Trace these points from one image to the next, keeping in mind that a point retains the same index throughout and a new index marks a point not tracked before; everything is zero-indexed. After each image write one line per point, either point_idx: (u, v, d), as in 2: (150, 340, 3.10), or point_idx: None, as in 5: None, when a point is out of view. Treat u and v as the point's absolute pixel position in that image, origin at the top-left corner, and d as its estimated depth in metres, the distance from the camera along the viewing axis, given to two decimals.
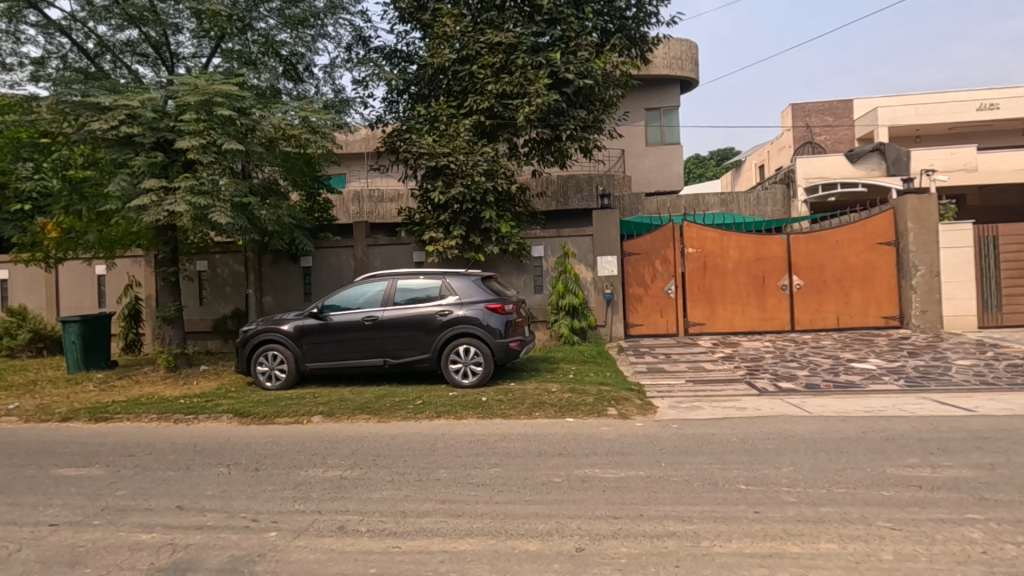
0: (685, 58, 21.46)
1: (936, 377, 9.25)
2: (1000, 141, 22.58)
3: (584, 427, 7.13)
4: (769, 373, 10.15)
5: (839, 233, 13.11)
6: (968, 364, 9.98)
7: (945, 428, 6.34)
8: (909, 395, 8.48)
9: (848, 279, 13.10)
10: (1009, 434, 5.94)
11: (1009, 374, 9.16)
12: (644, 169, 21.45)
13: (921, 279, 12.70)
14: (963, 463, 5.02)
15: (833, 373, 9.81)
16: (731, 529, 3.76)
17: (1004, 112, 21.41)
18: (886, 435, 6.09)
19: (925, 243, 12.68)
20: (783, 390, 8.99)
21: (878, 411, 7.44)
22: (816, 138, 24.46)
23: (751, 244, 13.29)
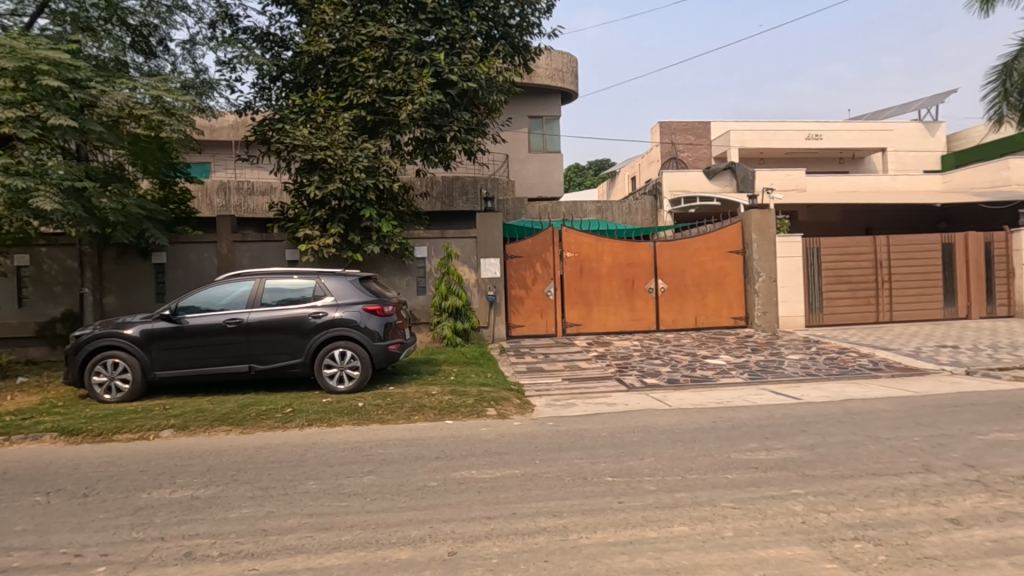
0: (566, 70, 22.41)
1: (772, 370, 10.57)
2: (823, 167, 26.43)
3: (464, 428, 7.14)
4: (637, 369, 10.92)
5: (697, 242, 14.47)
6: (797, 358, 11.52)
7: (778, 415, 7.25)
8: (752, 387, 9.58)
9: (705, 284, 14.49)
10: (826, 418, 6.93)
11: (827, 366, 10.73)
12: (527, 175, 22.10)
13: (762, 284, 14.42)
14: (791, 445, 5.77)
15: (690, 369, 10.81)
16: (597, 521, 3.95)
17: (825, 142, 25.10)
18: (733, 423, 6.80)
19: (766, 252, 14.43)
20: (650, 386, 9.71)
21: (726, 402, 8.32)
22: (680, 154, 26.81)
23: (623, 249, 14.19)
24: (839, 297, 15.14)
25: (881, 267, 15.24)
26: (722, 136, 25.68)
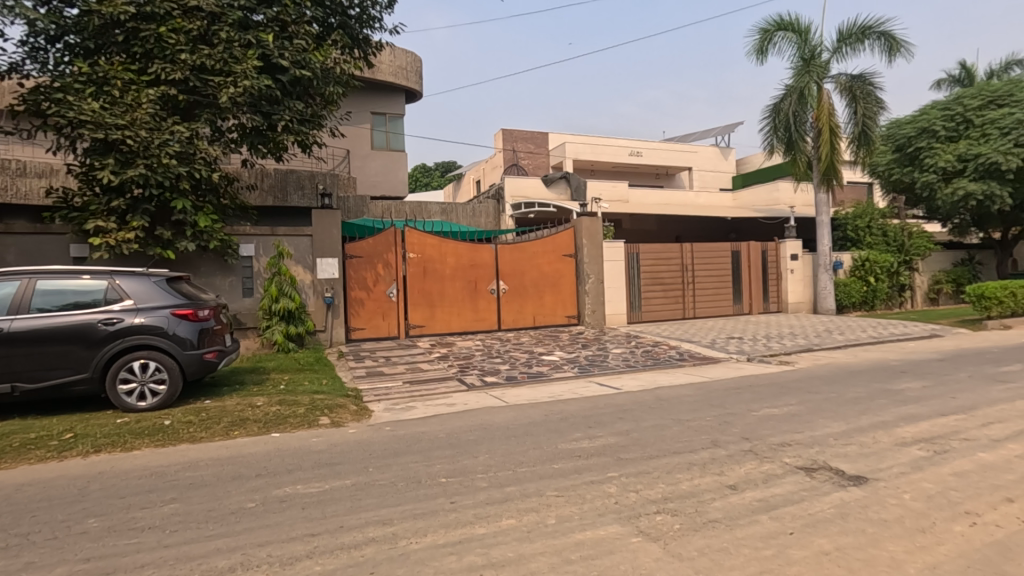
0: (410, 69, 22.08)
1: (599, 364, 11.55)
2: (643, 180, 29.62)
3: (293, 441, 6.62)
4: (478, 369, 11.14)
5: (535, 245, 15.22)
6: (620, 352, 12.72)
7: (602, 405, 7.93)
8: (581, 380, 10.35)
9: (542, 285, 15.30)
10: (640, 405, 7.74)
11: (643, 359, 12.03)
12: (369, 172, 21.36)
13: (592, 285, 15.68)
14: (610, 432, 6.33)
15: (527, 366, 11.34)
16: (428, 524, 3.92)
17: (645, 159, 28.18)
18: (561, 416, 7.28)
19: (595, 256, 15.73)
20: (489, 384, 9.97)
21: (558, 396, 8.88)
22: (521, 161, 28.07)
23: (466, 251, 14.38)
24: (654, 297, 17.06)
25: (686, 271, 17.54)
26: (558, 147, 27.47)
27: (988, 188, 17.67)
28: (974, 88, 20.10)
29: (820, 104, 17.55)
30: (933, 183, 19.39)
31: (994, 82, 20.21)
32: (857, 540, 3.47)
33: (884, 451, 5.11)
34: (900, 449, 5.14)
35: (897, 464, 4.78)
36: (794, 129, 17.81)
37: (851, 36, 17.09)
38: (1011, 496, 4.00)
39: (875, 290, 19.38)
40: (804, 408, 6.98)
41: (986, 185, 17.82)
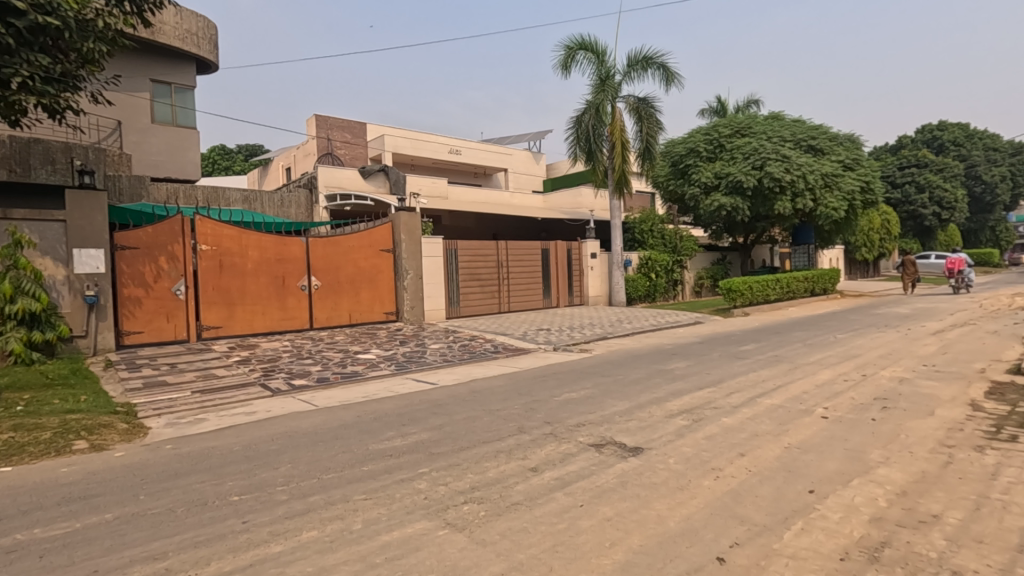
0: (202, 36, 19.36)
1: (416, 360, 11.50)
2: (463, 178, 30.27)
3: (32, 474, 5.34)
4: (284, 372, 10.27)
5: (350, 239, 14.51)
6: (438, 347, 12.83)
7: (417, 401, 7.90)
8: (397, 377, 10.20)
9: (358, 281, 14.66)
10: (454, 399, 7.89)
11: (460, 352, 12.30)
12: (150, 149, 18.27)
13: (410, 281, 15.54)
14: (423, 427, 6.33)
15: (341, 366, 10.79)
16: (213, 551, 3.48)
17: (464, 158, 28.83)
18: (375, 415, 7.07)
19: (413, 252, 15.61)
20: (297, 387, 9.26)
21: (372, 395, 8.61)
22: (337, 151, 26.65)
23: (271, 244, 13.14)
24: (471, 292, 17.56)
25: (501, 267, 18.42)
26: (377, 139, 26.69)
27: (734, 202, 21.76)
28: (725, 119, 24.55)
29: (614, 121, 19.77)
30: (697, 195, 23.25)
31: (739, 115, 24.86)
32: (633, 504, 3.97)
33: (657, 423, 5.96)
34: (669, 421, 6.03)
35: (666, 433, 5.60)
36: (592, 140, 19.82)
37: (637, 63, 19.57)
38: (743, 451, 4.96)
39: (656, 284, 22.53)
40: (598, 390, 7.82)
41: (734, 199, 21.88)
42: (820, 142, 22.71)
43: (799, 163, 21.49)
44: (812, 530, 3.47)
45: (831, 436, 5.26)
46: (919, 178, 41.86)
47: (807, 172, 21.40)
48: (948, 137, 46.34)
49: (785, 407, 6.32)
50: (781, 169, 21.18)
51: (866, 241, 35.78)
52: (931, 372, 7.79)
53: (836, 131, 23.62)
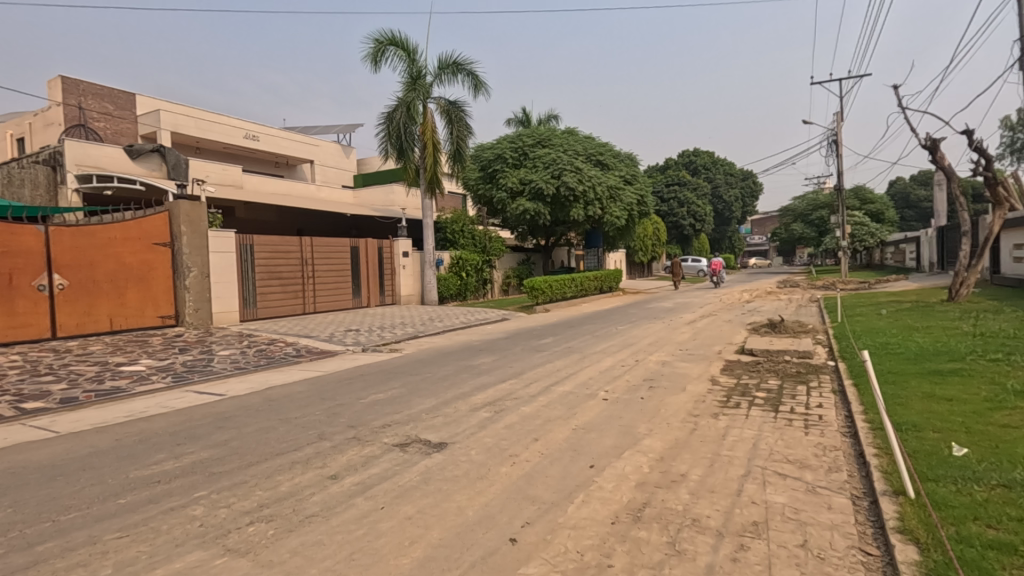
0: None
1: (200, 369, 10.09)
2: (261, 167, 27.43)
3: None
4: (10, 393, 8.15)
5: (110, 229, 12.14)
6: (227, 353, 11.44)
7: (198, 415, 6.93)
8: (174, 390, 8.81)
9: (121, 279, 12.31)
10: (246, 410, 7.10)
11: (255, 358, 11.14)
12: None
13: (194, 280, 13.45)
14: (203, 445, 5.57)
15: (97, 381, 8.94)
16: None
17: (262, 144, 26.16)
18: (140, 437, 6.00)
19: (198, 247, 13.53)
20: (28, 412, 7.41)
21: (139, 413, 7.30)
22: (92, 123, 22.06)
23: None
24: (270, 292, 16.03)
25: (305, 265, 17.18)
26: (149, 113, 22.86)
27: (537, 208, 23.48)
28: (528, 130, 26.35)
29: (425, 120, 19.78)
30: (504, 199, 24.51)
31: (540, 127, 26.89)
32: (434, 499, 4.01)
33: (462, 417, 6.13)
34: (473, 414, 6.25)
35: (469, 426, 5.78)
36: (403, 139, 19.63)
37: (447, 67, 19.91)
38: (537, 436, 5.36)
39: (466, 283, 23.19)
40: (405, 390, 7.75)
41: (536, 205, 23.61)
42: (606, 158, 25.72)
43: (590, 176, 24.08)
44: (590, 501, 3.88)
45: (610, 415, 5.98)
46: (680, 195, 50.03)
47: (596, 183, 24.09)
48: (701, 162, 56.16)
49: (574, 393, 7.01)
50: (575, 179, 23.49)
51: (642, 246, 41.61)
52: (685, 355, 9.36)
53: (618, 149, 26.98)
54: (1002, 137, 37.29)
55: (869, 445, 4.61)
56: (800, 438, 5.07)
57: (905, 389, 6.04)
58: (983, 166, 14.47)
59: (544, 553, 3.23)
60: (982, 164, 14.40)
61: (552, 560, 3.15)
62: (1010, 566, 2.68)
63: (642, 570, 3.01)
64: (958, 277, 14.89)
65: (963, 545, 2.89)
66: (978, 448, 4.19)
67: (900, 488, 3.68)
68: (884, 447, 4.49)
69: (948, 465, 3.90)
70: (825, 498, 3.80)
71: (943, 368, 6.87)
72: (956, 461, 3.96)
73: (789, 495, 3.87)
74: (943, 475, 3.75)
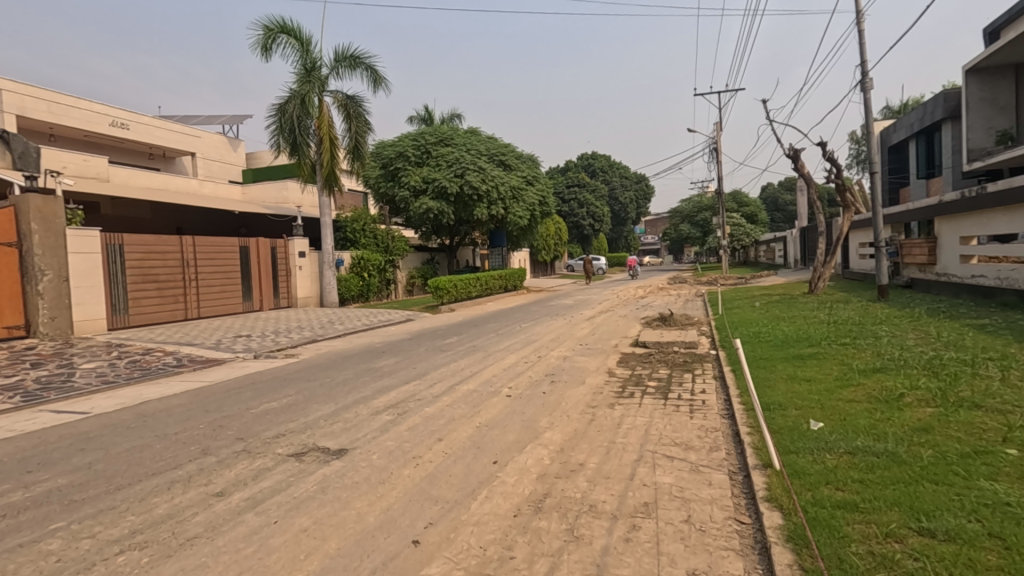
0: None
1: (58, 385, 8.88)
2: (131, 159, 24.72)
3: None
4: None
5: None
6: (93, 367, 10.19)
7: (55, 438, 6.10)
8: (25, 411, 7.68)
9: None
10: (115, 428, 6.37)
11: (127, 371, 10.02)
12: None
13: (49, 284, 11.76)
14: (60, 471, 4.92)
15: None
16: None
17: (132, 134, 23.63)
18: None
19: (52, 246, 11.87)
20: None
21: None
22: None
23: None
24: (145, 296, 14.54)
25: (186, 267, 15.75)
26: None
27: (441, 206, 23.28)
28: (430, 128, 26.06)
29: (321, 114, 18.87)
30: (407, 198, 24.03)
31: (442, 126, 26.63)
32: (332, 508, 3.86)
33: (363, 422, 5.95)
34: (374, 418, 6.08)
35: (371, 430, 5.63)
36: (297, 133, 18.62)
37: (345, 60, 19.18)
38: (440, 436, 5.33)
39: (369, 284, 22.45)
40: (301, 397, 7.36)
41: (440, 204, 23.40)
42: (509, 159, 26.08)
43: (492, 176, 24.32)
44: (492, 496, 3.93)
45: (513, 411, 6.09)
46: (580, 196, 51.97)
47: (499, 184, 24.37)
48: (598, 165, 58.86)
49: (478, 391, 7.05)
50: (478, 179, 23.62)
51: (545, 245, 42.73)
52: (584, 350, 9.74)
53: (520, 150, 27.44)
54: (851, 149, 42.66)
55: (744, 424, 5.08)
56: (685, 422, 5.47)
57: (773, 373, 6.73)
58: (835, 174, 16.44)
59: (446, 552, 3.22)
60: (834, 173, 16.36)
61: (455, 557, 3.15)
62: (852, 521, 3.08)
63: (543, 558, 3.10)
64: (816, 272, 16.78)
65: (817, 507, 3.28)
66: (830, 422, 4.77)
67: (767, 462, 4.09)
68: (755, 426, 4.98)
69: (807, 437, 4.40)
70: (706, 475, 4.14)
71: (804, 353, 7.73)
72: (812, 434, 4.48)
73: (675, 475, 4.16)
74: (802, 447, 4.22)
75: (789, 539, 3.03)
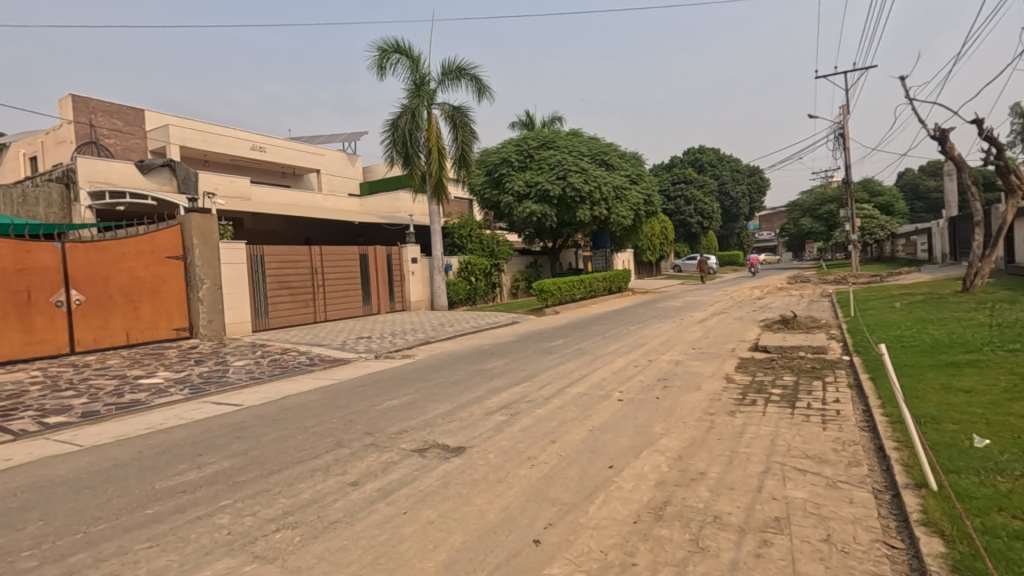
0: None
1: (216, 380, 10.18)
2: (267, 178, 27.65)
3: None
4: (32, 409, 8.12)
5: (124, 244, 12.15)
6: (243, 364, 11.54)
7: (217, 426, 7.01)
8: (192, 402, 8.87)
9: (136, 293, 12.35)
10: (263, 420, 7.18)
11: (270, 368, 11.24)
12: None
13: (206, 291, 13.50)
14: (223, 455, 5.64)
15: (117, 395, 8.97)
16: None
17: (268, 155, 26.44)
18: (161, 449, 6.07)
19: (209, 258, 13.58)
20: (51, 426, 7.41)
21: (159, 425, 7.36)
22: (103, 140, 22.55)
23: (5, 251, 10.36)
24: (281, 301, 16.20)
25: (315, 274, 17.32)
26: (158, 128, 23.25)
27: (544, 210, 23.55)
28: (533, 133, 26.38)
29: (430, 127, 19.88)
30: (510, 203, 24.57)
31: (544, 130, 26.89)
32: (454, 503, 4.05)
33: (477, 421, 6.17)
34: (488, 418, 6.28)
35: (485, 430, 5.82)
36: (409, 146, 19.74)
37: (451, 73, 20.04)
38: (553, 438, 5.38)
39: (475, 288, 23.20)
40: (419, 395, 7.82)
41: (543, 207, 23.67)
42: (612, 158, 25.69)
43: (595, 176, 24.11)
44: (610, 501, 3.91)
45: (625, 415, 6.00)
46: (687, 192, 49.92)
47: (602, 184, 24.12)
48: (706, 159, 56.31)
49: (588, 394, 7.03)
50: (581, 180, 23.55)
51: (650, 245, 41.49)
52: (697, 354, 9.35)
53: (623, 149, 26.94)
54: (1013, 124, 36.89)
55: (889, 438, 4.59)
56: (817, 433, 5.05)
57: (921, 382, 6.01)
58: (994, 155, 14.32)
59: (567, 553, 3.25)
60: (993, 153, 14.26)
61: (576, 560, 3.17)
62: None
63: (666, 568, 3.03)
64: (972, 268, 14.69)
65: (989, 536, 2.89)
66: (999, 439, 4.18)
67: (922, 481, 3.67)
68: (903, 441, 4.48)
69: (970, 456, 3.89)
70: (846, 492, 3.80)
71: (959, 360, 6.83)
72: (976, 452, 3.95)
73: (809, 490, 3.87)
74: (964, 467, 3.74)
75: (955, 570, 2.70)
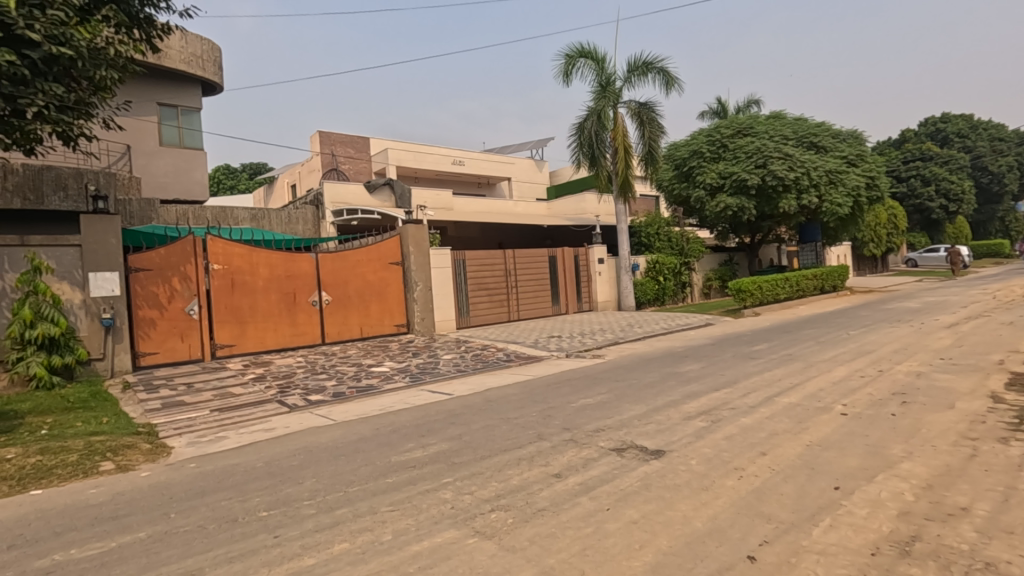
0: (207, 59, 19.78)
1: (430, 371, 11.51)
2: (465, 189, 30.33)
3: (68, 492, 5.34)
4: (300, 388, 10.13)
5: (358, 253, 14.37)
6: (450, 358, 12.86)
7: (434, 412, 7.93)
8: (412, 389, 10.17)
9: (367, 294, 14.53)
10: (470, 409, 7.92)
11: (473, 362, 12.33)
12: (155, 172, 18.58)
13: (420, 292, 15.33)
14: (441, 438, 6.37)
15: (356, 380, 10.71)
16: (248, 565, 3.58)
17: (466, 168, 29.02)
18: (392, 428, 7.09)
19: (422, 264, 15.41)
20: (313, 403, 9.15)
21: (389, 408, 8.60)
22: (341, 166, 27.00)
23: (280, 261, 13.03)
24: (480, 301, 17.63)
25: (509, 276, 18.49)
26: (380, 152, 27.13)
27: (740, 202, 21.81)
28: (726, 121, 24.53)
29: (616, 126, 19.82)
30: (702, 197, 23.21)
31: (739, 116, 24.85)
32: (657, 506, 4.00)
33: (676, 426, 5.97)
34: (687, 423, 6.04)
35: (685, 436, 5.61)
36: (595, 147, 19.91)
37: (637, 69, 19.68)
38: (764, 450, 4.97)
39: (664, 288, 22.42)
40: (612, 395, 7.85)
41: (739, 199, 21.95)
42: (823, 139, 22.67)
43: (802, 161, 21.54)
44: (839, 526, 3.48)
45: (851, 432, 5.26)
46: (925, 171, 41.72)
47: (811, 168, 21.45)
48: (952, 129, 46.47)
49: (803, 406, 6.32)
50: (784, 167, 21.24)
51: (874, 237, 35.52)
52: (946, 366, 7.75)
53: (839, 128, 23.58)
54: None
55: None
56: None
57: None
58: None
59: None
60: None
61: None
62: None
63: None
64: None
65: None
66: None
67: None
68: None
69: None
70: None
71: None
72: None
73: None
74: None
75: None
